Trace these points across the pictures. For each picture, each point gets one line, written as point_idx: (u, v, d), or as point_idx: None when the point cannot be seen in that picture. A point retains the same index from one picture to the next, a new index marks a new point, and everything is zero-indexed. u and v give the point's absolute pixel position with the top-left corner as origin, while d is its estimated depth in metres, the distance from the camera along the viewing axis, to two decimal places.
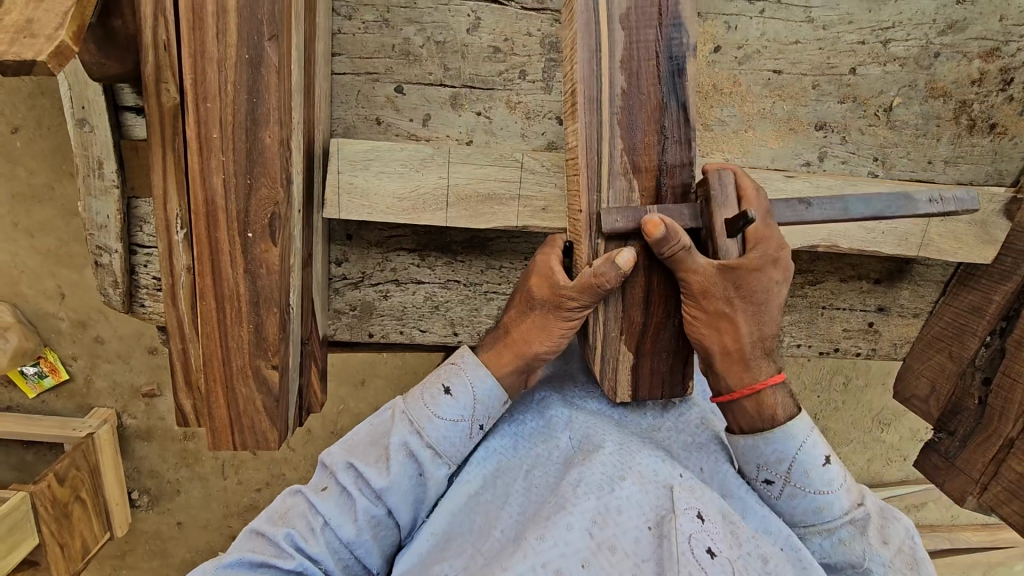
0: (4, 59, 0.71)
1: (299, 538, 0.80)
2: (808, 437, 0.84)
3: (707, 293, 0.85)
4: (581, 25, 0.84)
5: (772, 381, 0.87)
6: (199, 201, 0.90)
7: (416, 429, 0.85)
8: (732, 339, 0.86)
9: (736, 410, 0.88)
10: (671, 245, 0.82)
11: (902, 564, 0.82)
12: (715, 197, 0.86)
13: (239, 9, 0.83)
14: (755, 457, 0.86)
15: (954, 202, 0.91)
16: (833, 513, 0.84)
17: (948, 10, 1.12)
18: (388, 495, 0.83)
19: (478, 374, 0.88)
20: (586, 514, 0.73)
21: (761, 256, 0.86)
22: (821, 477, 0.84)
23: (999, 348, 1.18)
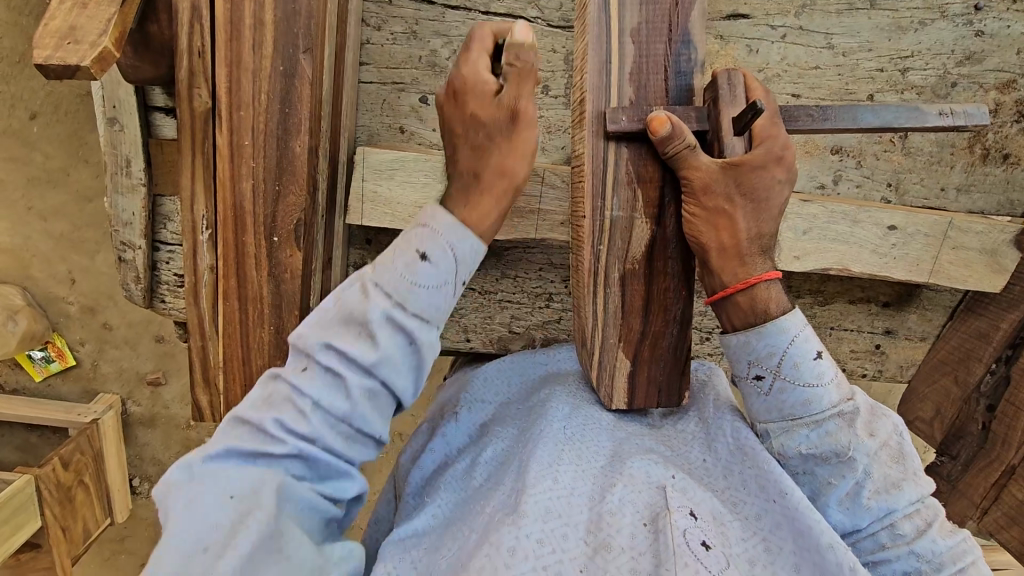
0: (49, 64, 0.74)
1: (302, 372, 0.71)
2: (800, 331, 0.83)
3: (708, 190, 0.85)
4: (592, 37, 0.85)
5: (769, 277, 0.86)
6: (228, 205, 0.92)
7: (397, 301, 0.70)
8: (729, 235, 0.86)
9: (730, 307, 0.86)
10: (675, 143, 0.84)
11: (888, 456, 0.81)
12: (721, 96, 0.86)
13: (276, 22, 0.86)
14: (747, 354, 0.85)
15: (963, 117, 0.88)
16: (820, 406, 0.82)
17: (967, 41, 1.14)
18: (395, 300, 0.70)
19: (456, 233, 0.73)
20: (581, 525, 0.75)
21: (765, 153, 0.85)
22: (811, 369, 0.82)
23: (1004, 376, 1.20)
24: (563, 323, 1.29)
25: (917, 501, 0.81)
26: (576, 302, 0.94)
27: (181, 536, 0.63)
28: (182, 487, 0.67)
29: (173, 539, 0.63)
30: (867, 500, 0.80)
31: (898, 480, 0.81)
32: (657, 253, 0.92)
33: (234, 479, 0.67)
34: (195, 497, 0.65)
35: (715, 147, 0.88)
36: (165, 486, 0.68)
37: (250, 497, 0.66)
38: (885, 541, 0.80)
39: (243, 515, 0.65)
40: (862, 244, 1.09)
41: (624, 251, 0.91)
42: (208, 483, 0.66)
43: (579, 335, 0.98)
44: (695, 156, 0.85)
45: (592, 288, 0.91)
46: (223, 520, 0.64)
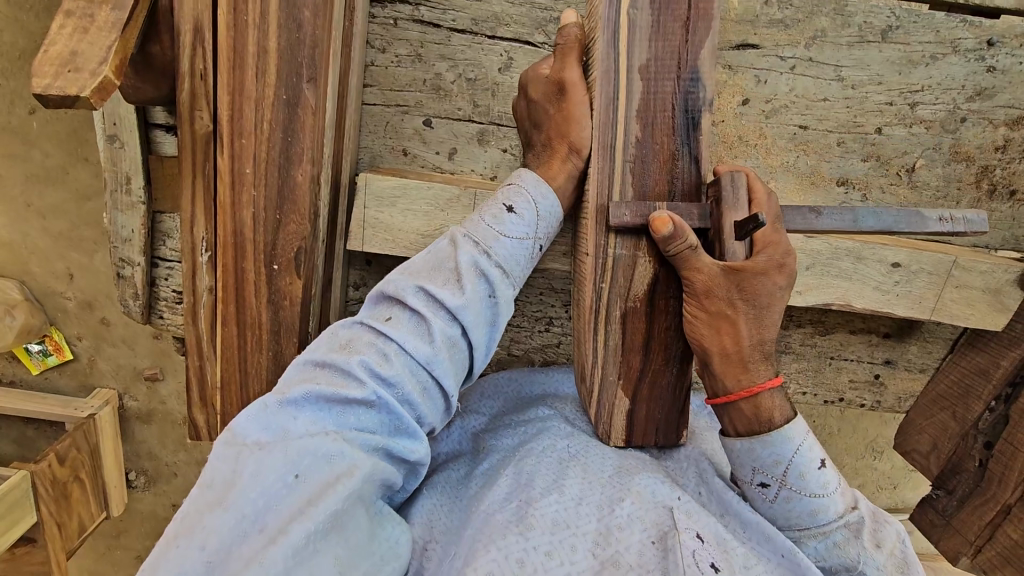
0: (48, 93, 0.73)
1: (374, 363, 0.79)
2: (804, 440, 0.83)
3: (711, 293, 0.85)
4: (600, 72, 0.86)
5: (772, 385, 0.85)
6: (227, 232, 0.92)
7: (484, 250, 0.86)
8: (731, 340, 0.86)
9: (733, 413, 0.86)
10: (678, 242, 0.84)
11: (893, 567, 0.80)
12: (725, 198, 0.86)
13: (280, 51, 0.84)
14: (751, 459, 0.85)
15: (964, 224, 0.92)
16: (828, 517, 0.82)
17: (978, 77, 1.12)
18: (463, 313, 0.84)
19: (540, 191, 0.91)
20: (589, 536, 0.76)
21: (766, 261, 0.87)
22: (817, 480, 0.82)
23: (1003, 414, 1.18)
24: (562, 347, 1.29)
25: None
26: (579, 340, 0.95)
27: (251, 499, 0.68)
28: (248, 453, 0.72)
29: (244, 500, 0.68)
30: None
31: None
32: (659, 291, 0.91)
33: (303, 456, 0.72)
34: (267, 463, 0.70)
35: (718, 247, 0.88)
36: (221, 453, 0.72)
37: (320, 468, 0.72)
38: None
39: (315, 482, 0.71)
40: (866, 280, 1.09)
41: (626, 289, 0.90)
42: (279, 453, 0.71)
43: (580, 373, 0.98)
44: None
45: (594, 326, 0.92)
46: (291, 488, 0.70)
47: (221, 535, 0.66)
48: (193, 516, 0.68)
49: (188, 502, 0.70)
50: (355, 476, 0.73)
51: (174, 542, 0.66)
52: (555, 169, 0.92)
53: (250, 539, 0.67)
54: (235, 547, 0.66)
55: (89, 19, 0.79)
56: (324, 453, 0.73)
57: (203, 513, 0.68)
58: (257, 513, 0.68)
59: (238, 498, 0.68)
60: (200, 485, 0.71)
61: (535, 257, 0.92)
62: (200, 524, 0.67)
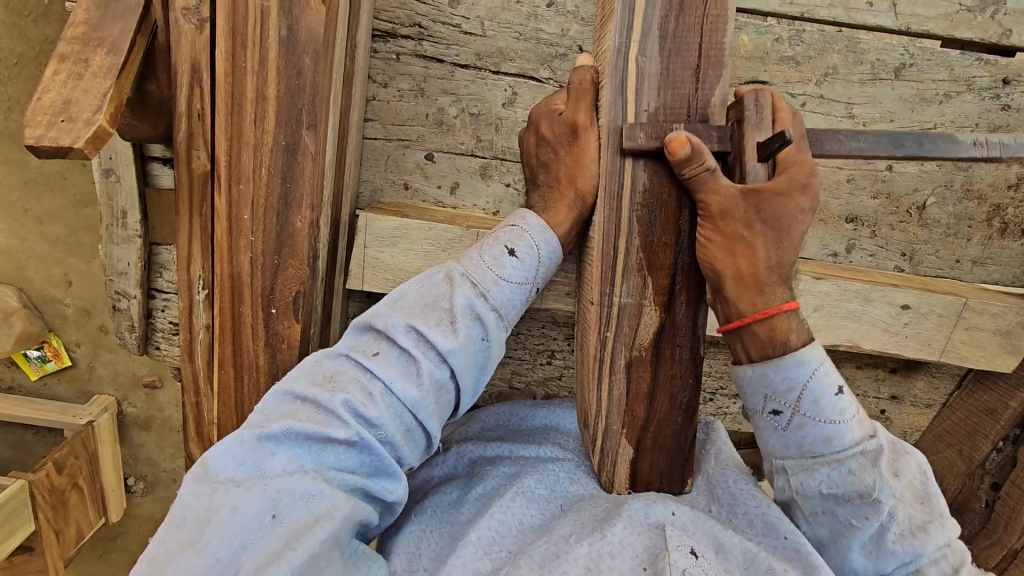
0: (40, 144, 0.71)
1: (358, 403, 0.77)
2: (821, 364, 0.78)
3: (726, 214, 0.81)
4: (606, 119, 0.85)
5: (789, 308, 0.81)
6: (226, 275, 0.90)
7: (480, 291, 0.85)
8: (746, 263, 0.82)
9: (746, 336, 0.82)
10: (693, 165, 0.79)
11: (913, 496, 0.79)
12: (748, 118, 0.81)
13: (279, 98, 0.82)
14: (763, 386, 0.81)
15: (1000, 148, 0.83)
16: (843, 443, 0.79)
17: (992, 115, 1.11)
18: (453, 357, 0.81)
19: (543, 236, 0.89)
20: (579, 560, 0.76)
21: (789, 180, 0.81)
22: (833, 405, 0.78)
23: (1010, 455, 1.24)
24: (564, 380, 1.27)
25: (943, 544, 0.78)
26: (583, 386, 0.94)
27: (224, 541, 0.68)
28: (224, 491, 0.71)
29: (217, 542, 0.68)
30: (891, 544, 0.78)
31: (924, 524, 0.78)
32: (665, 340, 0.89)
33: (282, 494, 0.71)
34: (243, 501, 0.70)
35: (737, 169, 0.84)
36: (193, 490, 0.72)
37: (297, 509, 0.71)
38: None
39: (292, 523, 0.70)
40: (875, 322, 1.07)
41: (631, 338, 0.89)
42: (258, 491, 0.71)
43: (582, 417, 0.96)
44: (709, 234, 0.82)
45: (597, 374, 0.90)
46: (267, 529, 0.70)
47: None
48: (164, 558, 0.68)
49: (158, 539, 0.70)
50: (334, 518, 0.72)
51: None
52: (559, 214, 0.90)
53: None
54: None
55: (83, 64, 0.77)
56: (302, 492, 0.72)
57: (178, 553, 0.68)
58: (230, 553, 0.68)
59: (211, 538, 0.68)
60: (170, 523, 0.71)
61: (531, 299, 0.91)
62: (171, 566, 0.67)
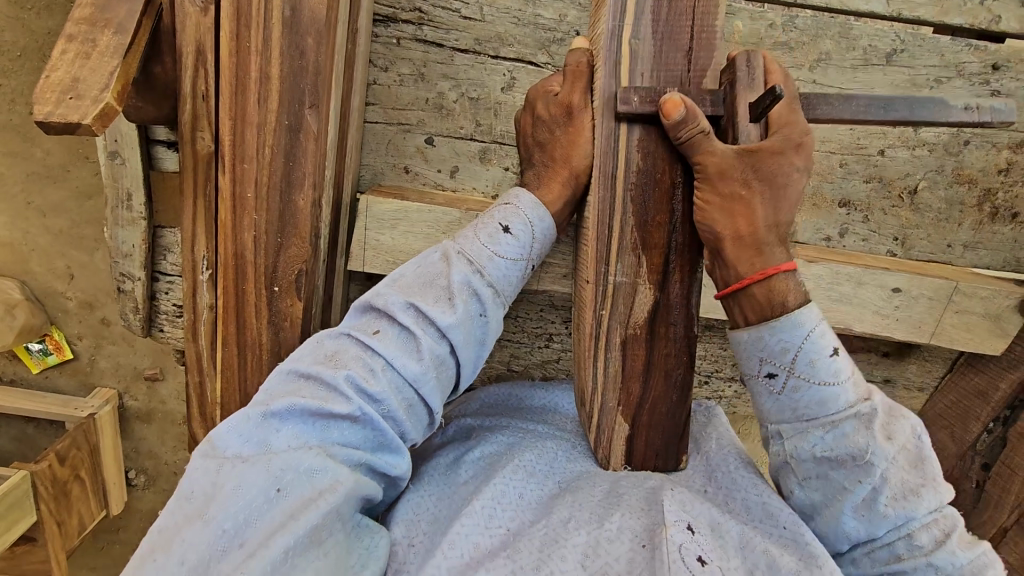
0: (49, 121, 0.73)
1: (359, 378, 0.78)
2: (816, 326, 0.78)
3: (724, 175, 0.82)
4: (601, 101, 0.87)
5: (785, 267, 0.82)
6: (229, 254, 0.92)
7: (477, 268, 0.86)
8: (745, 223, 0.83)
9: (744, 299, 0.83)
10: (688, 126, 0.81)
11: (906, 461, 0.77)
12: (739, 79, 0.84)
13: (282, 77, 0.84)
14: (759, 349, 0.81)
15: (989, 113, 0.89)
16: (838, 406, 0.78)
17: (982, 100, 1.13)
18: (453, 333, 0.83)
19: (537, 213, 0.91)
20: (579, 548, 0.76)
21: (782, 140, 0.84)
22: (828, 367, 0.78)
23: (1000, 436, 1.25)
24: (561, 364, 1.29)
25: (934, 510, 0.78)
26: (579, 363, 0.95)
27: (230, 514, 0.69)
28: (229, 466, 0.72)
29: (223, 515, 0.69)
30: (884, 507, 0.77)
31: (916, 487, 0.77)
32: (659, 317, 0.91)
33: (285, 469, 0.72)
34: (247, 479, 0.71)
35: (730, 131, 0.86)
36: (201, 465, 0.73)
37: (301, 484, 0.73)
38: (902, 551, 0.78)
39: (296, 497, 0.72)
40: (867, 304, 1.09)
41: (626, 317, 0.91)
42: (262, 468, 0.72)
43: (580, 397, 0.98)
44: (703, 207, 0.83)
45: (593, 352, 0.92)
46: (272, 502, 0.71)
47: (199, 550, 0.67)
48: (172, 531, 0.69)
49: (165, 514, 0.71)
50: (336, 492, 0.74)
51: (151, 555, 0.67)
52: (555, 194, 0.92)
53: (229, 555, 0.68)
54: (214, 564, 0.67)
55: (91, 44, 0.79)
56: (306, 466, 0.73)
57: (184, 526, 0.69)
58: (236, 529, 0.69)
59: (217, 513, 0.69)
60: (179, 497, 0.72)
61: (526, 277, 0.93)
62: (179, 537, 0.68)
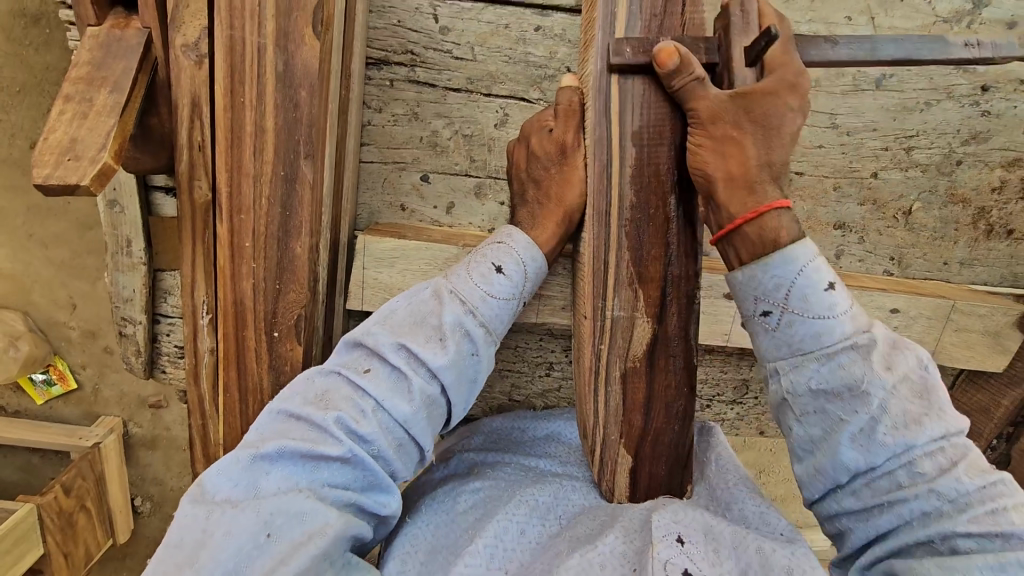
0: (48, 183, 0.74)
1: (350, 420, 0.79)
2: (810, 261, 0.77)
3: (716, 119, 0.83)
4: (593, 141, 0.88)
5: (778, 204, 0.81)
6: (229, 301, 0.93)
7: (469, 309, 0.87)
8: (737, 163, 0.83)
9: (737, 240, 0.82)
10: (682, 75, 0.82)
11: (907, 390, 0.75)
12: (733, 24, 0.84)
13: (277, 129, 0.85)
14: (753, 289, 0.80)
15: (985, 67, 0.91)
16: (832, 337, 0.76)
17: (973, 121, 1.13)
18: (445, 373, 0.84)
19: (529, 253, 0.92)
20: (570, 571, 0.76)
21: (777, 81, 0.82)
22: (822, 302, 0.76)
23: (1003, 453, 1.26)
24: (563, 392, 1.29)
25: (941, 438, 0.73)
26: (581, 394, 0.96)
27: (221, 562, 0.69)
28: (219, 512, 0.73)
29: (215, 563, 0.69)
30: (883, 436, 0.73)
31: (918, 416, 0.74)
32: (659, 350, 0.91)
33: (275, 514, 0.73)
34: (238, 523, 0.71)
35: (725, 78, 0.86)
36: (190, 510, 0.74)
37: (291, 528, 0.72)
38: (902, 481, 0.73)
39: (286, 542, 0.72)
40: None
41: (626, 350, 0.91)
42: (252, 512, 0.72)
43: (583, 429, 0.98)
44: (703, 88, 0.83)
45: (594, 385, 0.92)
46: (262, 548, 0.71)
47: None
48: None
49: (156, 563, 0.72)
50: (327, 535, 0.73)
51: None
52: (546, 232, 0.93)
53: None
54: None
55: (88, 103, 0.80)
56: (297, 509, 0.73)
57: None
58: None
59: (207, 559, 0.69)
60: (167, 545, 0.72)
61: (519, 313, 0.93)
62: None
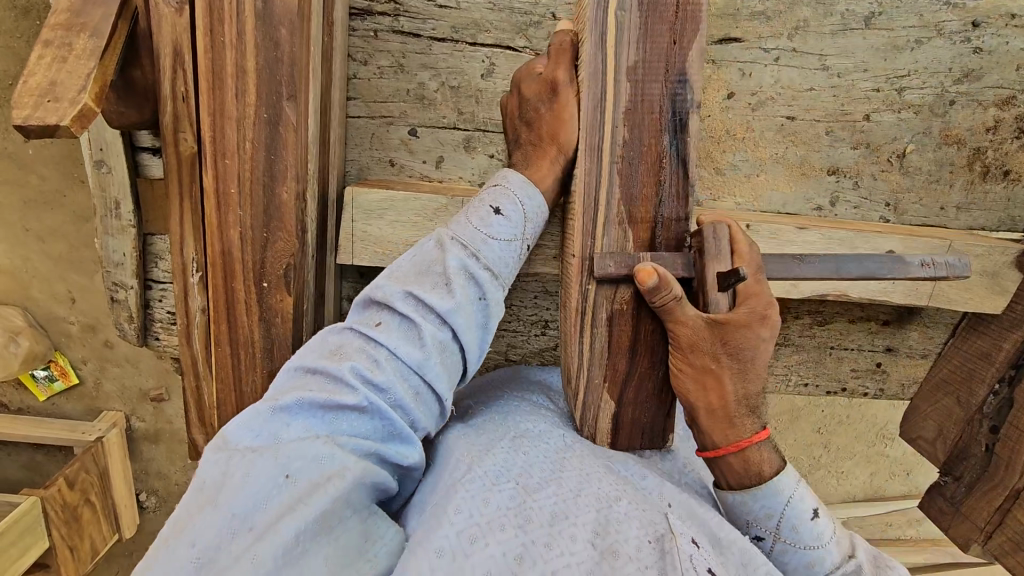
0: (28, 124, 0.73)
1: (365, 369, 0.77)
2: (794, 491, 0.82)
3: (695, 346, 0.85)
4: (587, 75, 0.86)
5: (760, 437, 0.84)
6: (217, 251, 0.92)
7: (472, 252, 0.86)
8: (718, 397, 0.85)
9: (724, 468, 0.85)
10: (662, 293, 0.83)
11: None
12: (707, 249, 0.86)
13: (258, 70, 0.85)
14: (744, 512, 0.84)
15: (945, 268, 0.94)
16: (823, 568, 0.80)
17: (965, 58, 1.12)
18: (454, 316, 0.83)
19: (527, 192, 0.91)
20: (589, 526, 0.72)
21: (749, 312, 0.85)
22: (810, 531, 0.81)
23: (1007, 397, 1.19)
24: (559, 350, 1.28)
25: None
26: (566, 339, 0.95)
27: (239, 501, 0.67)
28: (239, 458, 0.71)
29: (233, 501, 0.67)
30: None
31: None
32: (646, 292, 0.90)
33: (293, 458, 0.70)
34: (256, 467, 0.69)
35: (701, 297, 0.88)
36: (213, 458, 0.72)
37: (309, 470, 0.70)
38: None
39: (305, 483, 0.69)
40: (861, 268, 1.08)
41: (612, 290, 0.90)
42: (271, 458, 0.70)
43: (566, 374, 0.97)
44: (681, 308, 0.85)
45: (579, 328, 0.91)
46: (282, 489, 0.68)
47: (208, 536, 0.65)
48: (185, 519, 0.67)
49: (181, 508, 0.70)
50: (345, 478, 0.71)
51: (166, 544, 0.66)
52: (542, 171, 0.92)
53: (239, 538, 0.65)
54: (222, 549, 0.64)
55: (67, 48, 0.79)
56: (314, 454, 0.71)
57: (193, 516, 0.67)
58: (246, 515, 0.66)
59: (227, 498, 0.67)
60: (193, 491, 0.71)
61: (524, 257, 0.92)
62: (190, 527, 0.66)
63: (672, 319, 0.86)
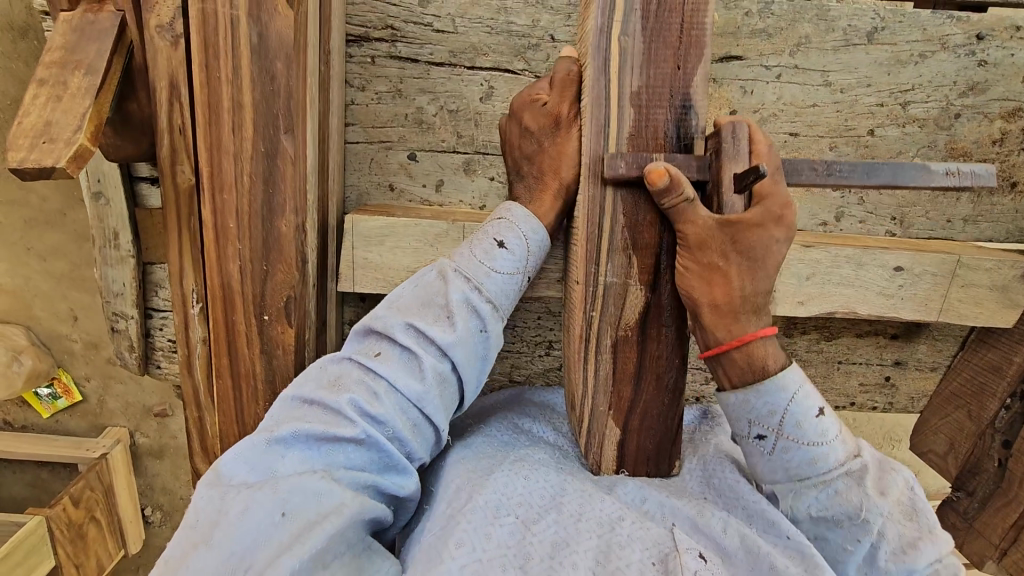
0: (23, 167, 0.72)
1: (364, 401, 0.77)
2: (799, 389, 0.81)
3: (702, 245, 0.82)
4: (590, 101, 0.85)
5: (764, 335, 0.84)
6: (216, 285, 0.91)
7: (474, 285, 0.85)
8: (722, 293, 0.83)
9: (725, 363, 0.84)
10: (672, 195, 0.81)
11: (901, 514, 0.79)
12: (724, 149, 0.83)
13: (255, 104, 0.84)
14: (746, 412, 0.83)
15: (970, 177, 0.84)
16: (828, 465, 0.80)
17: (970, 71, 1.11)
18: (454, 350, 0.82)
19: (529, 225, 0.90)
20: (590, 553, 0.71)
21: (763, 214, 0.83)
22: (815, 427, 0.80)
23: (1020, 412, 1.19)
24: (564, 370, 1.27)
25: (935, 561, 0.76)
26: (570, 365, 0.94)
27: (236, 538, 0.66)
28: (235, 492, 0.70)
29: (230, 538, 0.66)
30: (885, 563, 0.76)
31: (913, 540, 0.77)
32: (651, 320, 0.89)
33: (291, 491, 0.70)
34: (253, 502, 0.68)
35: (713, 201, 0.86)
36: (207, 495, 0.71)
37: (306, 503, 0.69)
38: None
39: (301, 518, 0.68)
40: (869, 285, 1.07)
41: (617, 317, 0.89)
42: (268, 492, 0.69)
43: (570, 400, 0.96)
44: (692, 210, 0.82)
45: (583, 355, 0.90)
46: (279, 526, 0.67)
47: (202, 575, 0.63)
48: (179, 558, 0.66)
49: (174, 544, 0.69)
50: (343, 514, 0.69)
51: None
52: (546, 206, 0.92)
53: None
54: None
55: (62, 86, 0.78)
56: (312, 487, 0.70)
57: (188, 553, 0.66)
58: (242, 553, 0.65)
59: (224, 535, 0.66)
60: (186, 526, 0.69)
61: (525, 289, 0.92)
62: (185, 565, 0.65)
63: (680, 220, 0.83)
